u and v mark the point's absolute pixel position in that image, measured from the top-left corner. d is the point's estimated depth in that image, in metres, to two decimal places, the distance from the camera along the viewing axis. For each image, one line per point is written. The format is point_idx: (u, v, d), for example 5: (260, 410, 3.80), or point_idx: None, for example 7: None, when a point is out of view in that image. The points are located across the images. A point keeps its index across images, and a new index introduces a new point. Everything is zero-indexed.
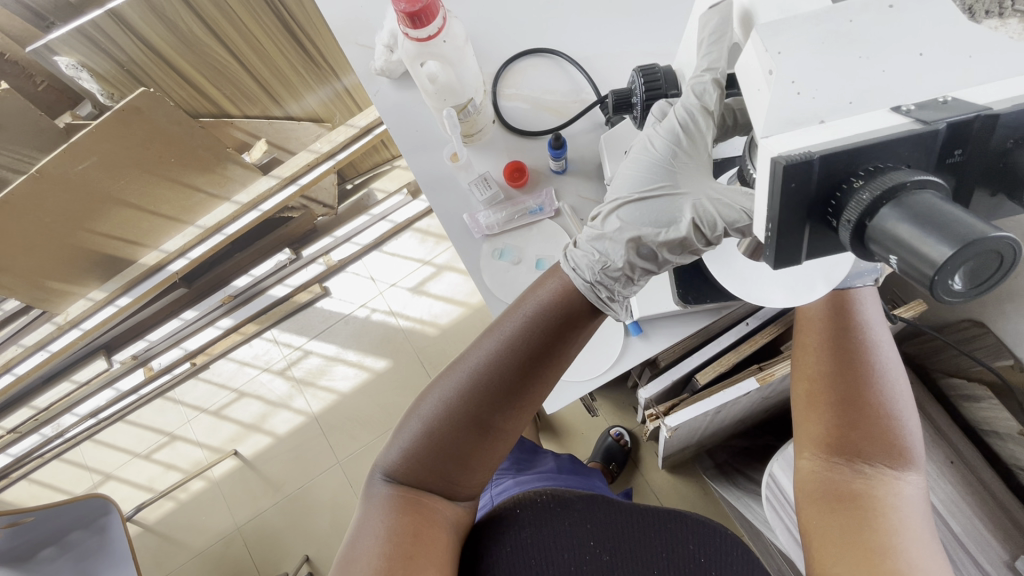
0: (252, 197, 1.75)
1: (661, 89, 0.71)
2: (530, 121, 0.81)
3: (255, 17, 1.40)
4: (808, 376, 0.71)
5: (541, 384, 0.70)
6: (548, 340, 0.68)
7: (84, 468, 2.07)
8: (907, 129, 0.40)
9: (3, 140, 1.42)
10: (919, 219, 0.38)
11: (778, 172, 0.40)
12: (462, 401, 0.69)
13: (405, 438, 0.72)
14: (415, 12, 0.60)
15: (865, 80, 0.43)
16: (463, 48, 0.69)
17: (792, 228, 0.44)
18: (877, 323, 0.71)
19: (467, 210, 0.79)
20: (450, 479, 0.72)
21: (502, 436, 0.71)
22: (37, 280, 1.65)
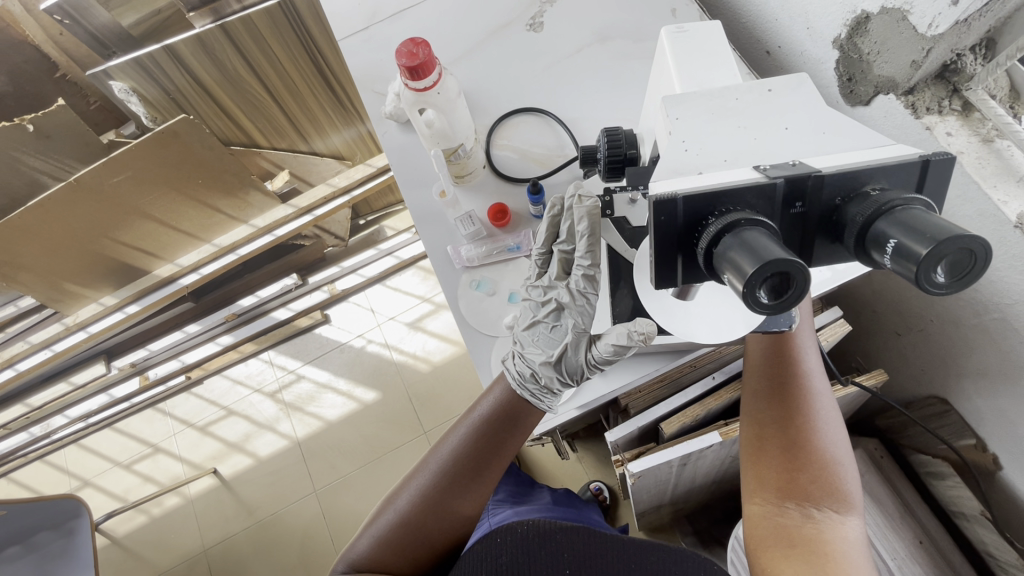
0: (269, 222, 1.86)
1: (622, 150, 0.64)
2: (516, 170, 0.84)
3: (293, 62, 1.56)
4: (757, 421, 0.74)
5: (490, 466, 0.80)
6: (494, 429, 0.79)
7: (64, 472, 2.07)
8: (752, 180, 0.46)
9: (50, 149, 1.54)
10: (742, 246, 0.41)
11: (648, 206, 0.46)
12: (427, 486, 0.78)
13: (377, 522, 0.79)
14: (414, 66, 0.70)
15: (740, 143, 0.51)
16: (454, 100, 0.75)
17: (664, 256, 0.48)
18: (816, 370, 0.75)
19: (451, 243, 0.83)
20: (413, 552, 0.77)
21: (457, 515, 0.79)
22: (55, 281, 1.74)
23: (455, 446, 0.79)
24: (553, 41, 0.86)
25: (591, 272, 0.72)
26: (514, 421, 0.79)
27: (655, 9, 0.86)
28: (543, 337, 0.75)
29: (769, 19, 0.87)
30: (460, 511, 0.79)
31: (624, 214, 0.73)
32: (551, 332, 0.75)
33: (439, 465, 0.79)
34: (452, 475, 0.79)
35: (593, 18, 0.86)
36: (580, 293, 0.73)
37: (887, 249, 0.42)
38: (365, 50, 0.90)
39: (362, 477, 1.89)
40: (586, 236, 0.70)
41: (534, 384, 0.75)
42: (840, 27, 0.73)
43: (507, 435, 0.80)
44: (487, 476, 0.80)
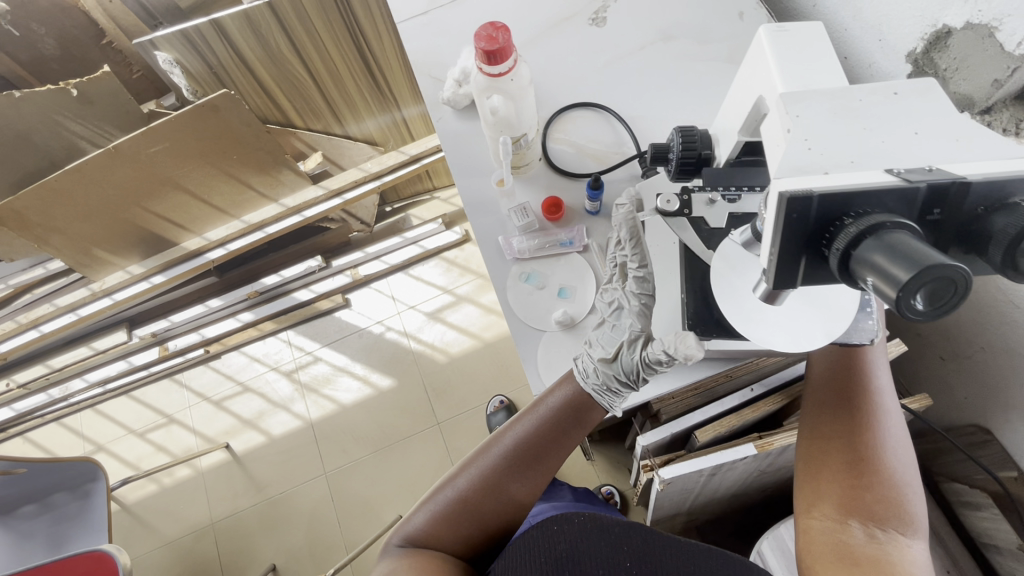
0: (299, 202, 1.87)
1: (696, 150, 0.63)
2: (573, 164, 0.82)
3: (335, 44, 1.56)
4: (820, 435, 0.72)
5: (551, 456, 0.76)
6: (558, 418, 0.75)
7: (78, 436, 2.09)
8: (890, 182, 0.43)
9: (92, 115, 1.55)
10: (889, 253, 0.38)
11: (780, 202, 0.43)
12: (486, 470, 0.74)
13: (433, 499, 0.75)
14: (493, 51, 0.64)
15: (866, 145, 0.47)
16: (525, 87, 0.72)
17: (788, 255, 0.45)
18: (885, 389, 0.73)
19: (503, 233, 0.82)
20: (467, 536, 0.73)
21: (515, 502, 0.75)
22: (86, 247, 1.76)
23: (519, 430, 0.75)
24: (617, 36, 0.84)
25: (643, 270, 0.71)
26: (579, 411, 0.75)
27: (723, 11, 0.84)
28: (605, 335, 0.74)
29: (838, 29, 0.85)
30: (519, 499, 0.75)
31: (701, 215, 0.71)
32: (612, 331, 0.74)
33: (500, 448, 0.75)
34: (513, 460, 0.75)
35: (659, 17, 0.84)
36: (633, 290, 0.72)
37: (864, 282, 0.40)
38: (425, 35, 0.89)
39: (373, 463, 1.90)
40: (628, 238, 0.71)
41: (596, 380, 0.72)
42: (917, 41, 0.72)
43: (570, 427, 0.76)
44: (549, 467, 0.76)
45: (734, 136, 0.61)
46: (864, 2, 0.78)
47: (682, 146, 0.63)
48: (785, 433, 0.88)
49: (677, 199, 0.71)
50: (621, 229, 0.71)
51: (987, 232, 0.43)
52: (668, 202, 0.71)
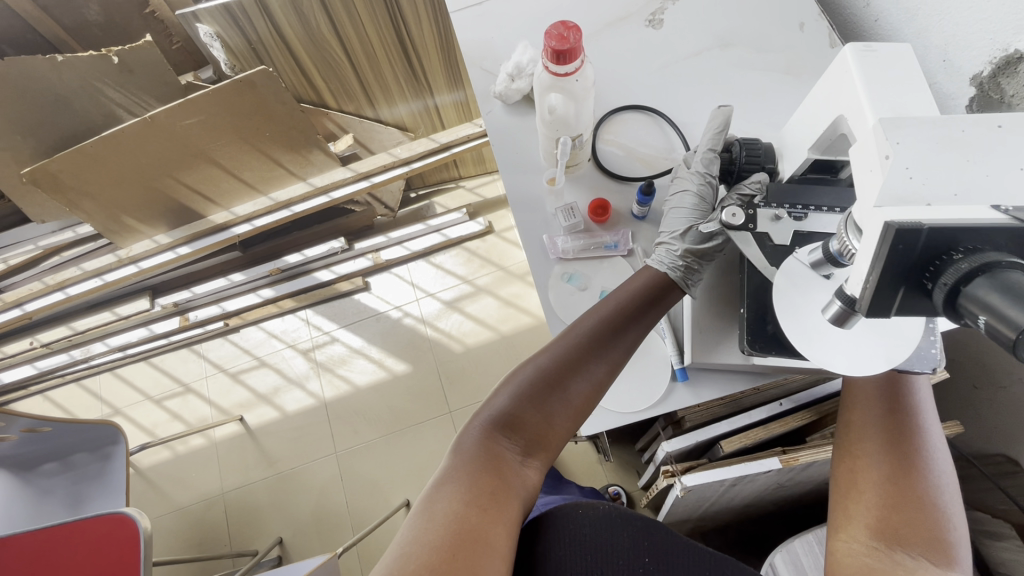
0: (326, 183, 1.87)
1: (759, 163, 0.68)
2: (622, 166, 0.78)
3: (375, 27, 1.55)
4: (853, 454, 0.66)
5: (618, 348, 0.67)
6: (622, 312, 0.67)
7: (97, 398, 2.13)
8: (1005, 221, 0.40)
9: (130, 83, 1.56)
10: (1007, 289, 0.35)
11: (888, 233, 0.40)
12: (551, 365, 0.65)
13: (484, 414, 0.65)
14: (563, 50, 0.57)
15: (973, 178, 0.43)
16: (588, 88, 0.66)
17: (887, 288, 0.42)
18: (930, 414, 0.67)
19: (547, 232, 0.76)
20: (528, 449, 0.63)
21: (577, 406, 0.65)
22: (115, 213, 1.77)
23: (583, 327, 0.66)
24: (673, 38, 0.83)
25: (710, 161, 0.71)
26: (650, 299, 0.68)
27: (784, 20, 0.82)
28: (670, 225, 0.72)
29: (899, 46, 0.83)
30: (583, 403, 0.66)
31: (767, 230, 0.62)
32: (677, 217, 0.72)
33: (557, 348, 0.66)
34: (574, 360, 0.66)
35: (717, 24, 0.83)
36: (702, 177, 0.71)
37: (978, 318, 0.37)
38: (478, 26, 0.87)
39: (383, 447, 1.92)
40: (715, 131, 0.71)
41: (678, 269, 0.68)
42: (984, 65, 0.70)
43: (636, 318, 0.67)
44: (615, 362, 0.67)
45: (805, 153, 0.62)
46: (930, 21, 0.76)
47: (745, 156, 0.68)
48: (810, 450, 0.88)
49: (742, 212, 0.62)
50: (712, 144, 0.71)
51: None
52: (733, 214, 0.62)
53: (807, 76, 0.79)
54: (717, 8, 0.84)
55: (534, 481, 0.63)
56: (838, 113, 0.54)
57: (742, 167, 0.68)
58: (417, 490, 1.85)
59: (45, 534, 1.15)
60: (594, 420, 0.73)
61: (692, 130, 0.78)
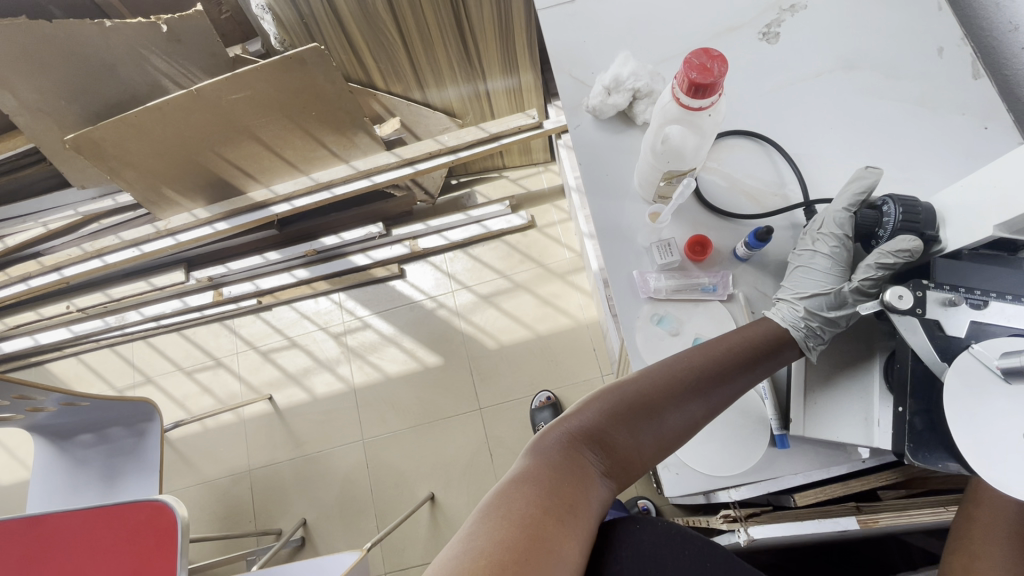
0: (369, 167, 1.82)
1: (919, 228, 0.56)
2: (725, 201, 0.71)
3: (433, 7, 1.46)
4: (971, 551, 0.59)
5: (724, 390, 0.59)
6: (732, 352, 0.60)
7: (130, 365, 2.15)
8: None
9: (178, 53, 1.50)
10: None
11: None
12: (653, 385, 0.58)
13: (567, 421, 0.56)
14: (702, 84, 0.50)
15: None
16: (719, 124, 0.59)
17: None
18: None
19: (637, 267, 0.70)
20: (609, 473, 0.54)
21: (669, 442, 0.57)
22: (155, 185, 1.74)
23: (691, 354, 0.60)
24: (788, 56, 0.75)
25: (844, 221, 0.63)
26: (762, 350, 0.61)
27: (917, 44, 0.73)
28: (793, 285, 0.65)
29: None
30: (675, 440, 0.57)
31: (937, 318, 0.52)
32: (803, 277, 0.65)
33: (659, 371, 0.59)
34: (676, 389, 0.58)
35: (839, 44, 0.74)
36: (837, 238, 0.63)
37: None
38: (569, 29, 0.79)
39: (410, 438, 1.90)
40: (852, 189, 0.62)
41: (801, 330, 0.61)
42: None
43: (750, 362, 0.60)
44: (717, 403, 0.59)
45: (985, 230, 0.50)
46: None
47: (900, 216, 0.56)
48: (893, 514, 0.80)
49: (910, 294, 0.53)
50: (848, 203, 0.62)
51: None
52: (899, 296, 0.52)
53: (942, 111, 0.70)
54: (839, 26, 0.75)
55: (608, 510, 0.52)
56: None
57: (894, 231, 0.57)
58: (442, 485, 1.84)
59: (86, 514, 1.15)
60: (678, 479, 0.68)
61: (808, 164, 0.70)
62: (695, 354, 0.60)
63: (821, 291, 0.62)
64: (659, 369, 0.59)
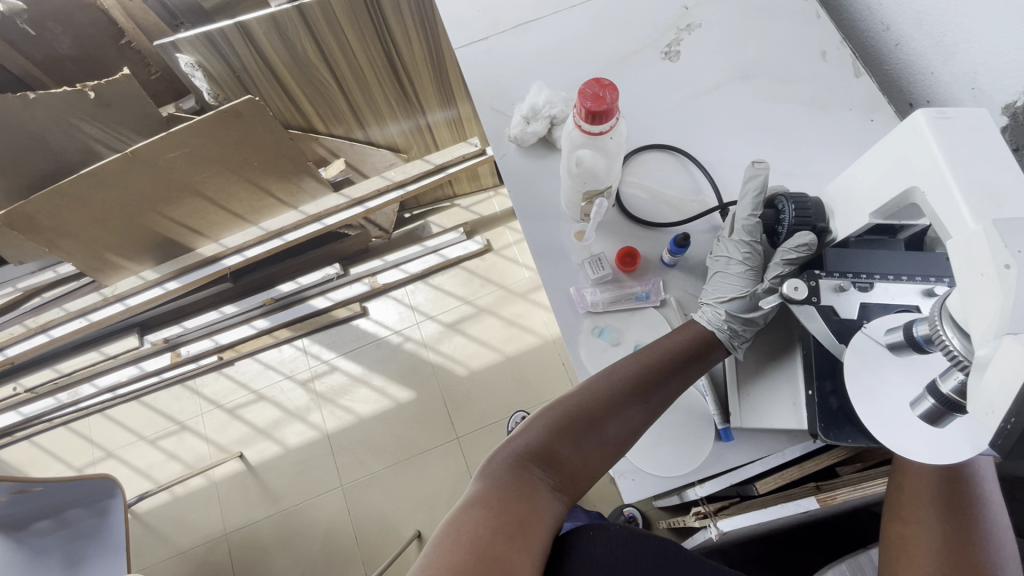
0: (319, 210, 1.82)
1: (810, 222, 0.61)
2: (649, 212, 0.74)
3: (363, 48, 1.49)
4: (902, 517, 0.57)
5: (659, 394, 0.63)
6: (665, 357, 0.64)
7: (88, 441, 2.04)
8: None
9: (109, 118, 1.48)
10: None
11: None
12: (592, 397, 0.62)
13: (514, 442, 0.60)
14: (598, 112, 0.53)
15: None
16: (623, 145, 0.63)
17: None
18: (989, 482, 0.57)
19: (574, 284, 0.72)
20: (558, 486, 0.58)
21: (611, 449, 0.61)
22: (98, 251, 1.70)
23: (626, 365, 0.64)
24: (690, 71, 0.80)
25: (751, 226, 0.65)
26: (692, 353, 0.65)
27: (804, 49, 0.79)
28: (716, 288, 0.68)
29: (923, 72, 0.80)
30: (617, 447, 0.61)
31: (830, 303, 0.57)
32: (723, 279, 0.67)
33: (596, 384, 0.63)
34: (615, 399, 0.62)
35: (734, 57, 0.80)
36: (747, 242, 0.65)
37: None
38: (486, 65, 0.83)
39: (390, 477, 1.87)
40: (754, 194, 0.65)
41: (724, 332, 0.65)
42: (1018, 95, 0.68)
43: (682, 365, 0.65)
44: (654, 408, 0.63)
45: (862, 217, 0.54)
46: (955, 49, 0.74)
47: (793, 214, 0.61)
48: (848, 489, 0.84)
49: (805, 285, 0.57)
50: (751, 209, 0.65)
51: None
52: (795, 287, 0.57)
53: (832, 108, 0.76)
54: (733, 40, 0.81)
55: (560, 520, 0.56)
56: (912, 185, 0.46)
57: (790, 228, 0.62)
58: (428, 521, 1.80)
59: None
60: (635, 486, 0.69)
61: (719, 169, 0.75)
62: (629, 364, 0.64)
63: (740, 293, 0.65)
64: (597, 382, 0.63)
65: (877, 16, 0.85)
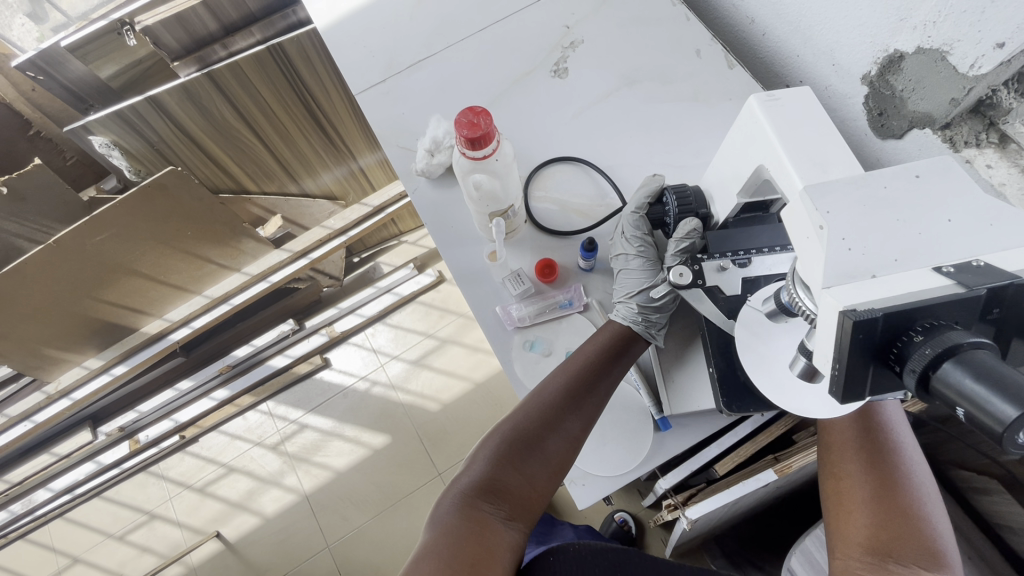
0: (263, 269, 1.79)
1: (692, 209, 0.66)
2: (559, 223, 0.78)
3: (281, 103, 1.51)
4: (834, 472, 0.60)
5: (592, 399, 0.66)
6: (591, 367, 0.67)
7: (50, 551, 1.91)
8: (951, 292, 0.34)
9: (26, 211, 1.44)
10: (983, 374, 0.30)
11: (845, 328, 0.34)
12: (527, 418, 0.64)
13: (460, 482, 0.62)
14: (476, 138, 0.58)
15: (906, 239, 0.37)
16: (510, 164, 0.69)
17: (856, 372, 0.35)
18: (901, 423, 0.61)
19: (499, 302, 0.74)
20: (509, 516, 0.60)
21: (556, 466, 0.63)
22: (35, 348, 1.62)
23: (555, 379, 0.66)
24: (579, 86, 0.84)
25: (640, 220, 0.70)
26: (614, 355, 0.68)
27: (680, 50, 0.85)
28: (624, 284, 0.71)
29: (790, 56, 0.88)
30: (561, 461, 0.64)
31: (716, 283, 0.61)
32: (628, 274, 0.71)
33: (529, 407, 0.65)
34: (549, 414, 0.65)
35: (618, 66, 0.84)
36: (641, 235, 0.70)
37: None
38: (387, 105, 0.85)
39: (377, 528, 1.81)
40: (642, 192, 0.70)
41: (639, 323, 0.68)
42: (870, 65, 0.74)
43: (609, 366, 0.67)
44: (588, 418, 0.66)
45: (733, 200, 0.60)
46: (813, 31, 0.81)
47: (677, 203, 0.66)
48: (802, 454, 0.86)
49: (688, 269, 0.61)
50: (637, 205, 0.70)
51: None
52: (681, 273, 0.61)
53: (714, 100, 0.81)
54: (616, 51, 0.85)
55: (516, 547, 0.59)
56: (759, 163, 0.51)
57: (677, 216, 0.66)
58: None
59: None
60: (587, 490, 0.69)
61: (620, 172, 0.79)
62: (557, 377, 0.67)
63: (645, 285, 0.68)
64: (529, 402, 0.65)
65: (744, 12, 0.92)
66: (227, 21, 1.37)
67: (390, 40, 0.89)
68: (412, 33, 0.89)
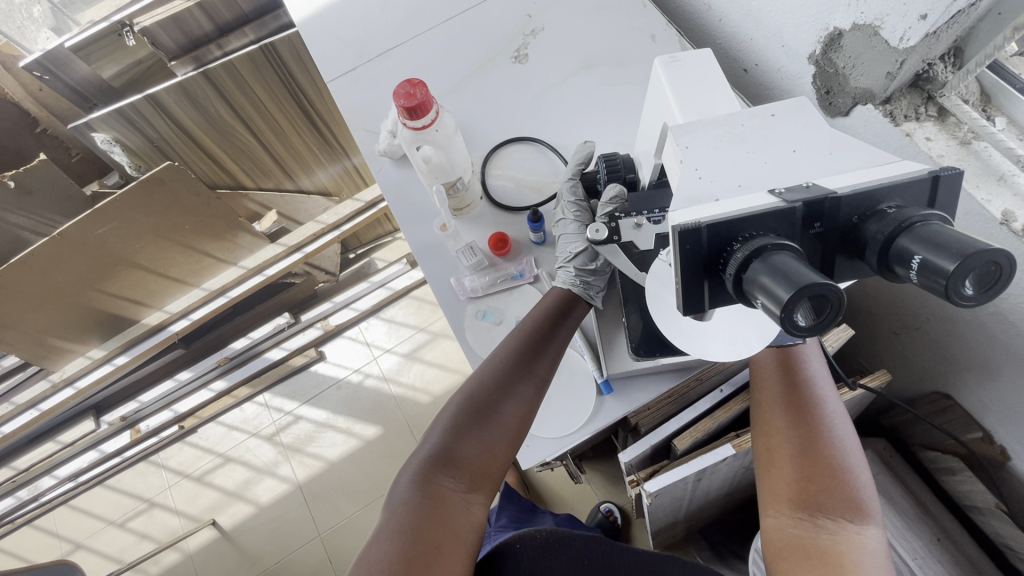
0: (259, 262, 1.84)
1: (621, 174, 0.70)
2: (513, 199, 0.81)
3: (274, 101, 1.56)
4: (766, 431, 0.64)
5: (542, 364, 0.68)
6: (540, 332, 0.69)
7: (54, 536, 1.98)
8: (771, 205, 0.42)
9: (32, 205, 1.51)
10: (776, 268, 0.37)
11: (675, 237, 0.42)
12: (480, 387, 0.66)
13: (419, 454, 0.64)
14: (412, 106, 0.66)
15: (752, 170, 0.47)
16: (452, 136, 0.74)
17: (692, 282, 0.43)
18: (822, 379, 0.65)
19: (453, 274, 0.77)
20: (468, 483, 0.63)
21: (512, 431, 0.66)
22: (40, 338, 1.69)
23: (507, 347, 0.68)
24: (536, 70, 0.87)
25: (575, 187, 0.75)
26: (559, 317, 0.71)
27: (635, 36, 0.88)
28: (563, 247, 0.75)
29: (745, 40, 0.90)
30: (516, 426, 0.66)
31: (631, 238, 0.65)
32: (566, 238, 0.75)
33: (483, 375, 0.67)
34: (502, 381, 0.66)
35: (575, 51, 0.88)
36: (575, 200, 0.75)
37: (913, 264, 0.38)
38: (354, 91, 0.90)
39: (368, 517, 1.84)
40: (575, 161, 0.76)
41: (578, 286, 0.72)
42: (815, 44, 0.76)
43: (556, 330, 0.70)
44: (540, 381, 0.68)
45: (651, 160, 0.65)
46: (762, 15, 0.83)
47: (606, 168, 0.70)
48: None
49: (604, 226, 0.65)
50: (571, 172, 0.76)
51: (862, 238, 0.42)
52: (597, 230, 0.65)
53: None
54: (574, 36, 0.89)
55: (477, 514, 0.62)
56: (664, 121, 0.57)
57: (607, 180, 0.70)
58: None
59: None
60: (530, 452, 0.73)
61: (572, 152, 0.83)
62: (509, 345, 0.68)
63: (580, 248, 0.73)
64: (482, 372, 0.67)
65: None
66: (221, 22, 1.43)
67: (360, 29, 0.93)
68: (381, 23, 0.93)
